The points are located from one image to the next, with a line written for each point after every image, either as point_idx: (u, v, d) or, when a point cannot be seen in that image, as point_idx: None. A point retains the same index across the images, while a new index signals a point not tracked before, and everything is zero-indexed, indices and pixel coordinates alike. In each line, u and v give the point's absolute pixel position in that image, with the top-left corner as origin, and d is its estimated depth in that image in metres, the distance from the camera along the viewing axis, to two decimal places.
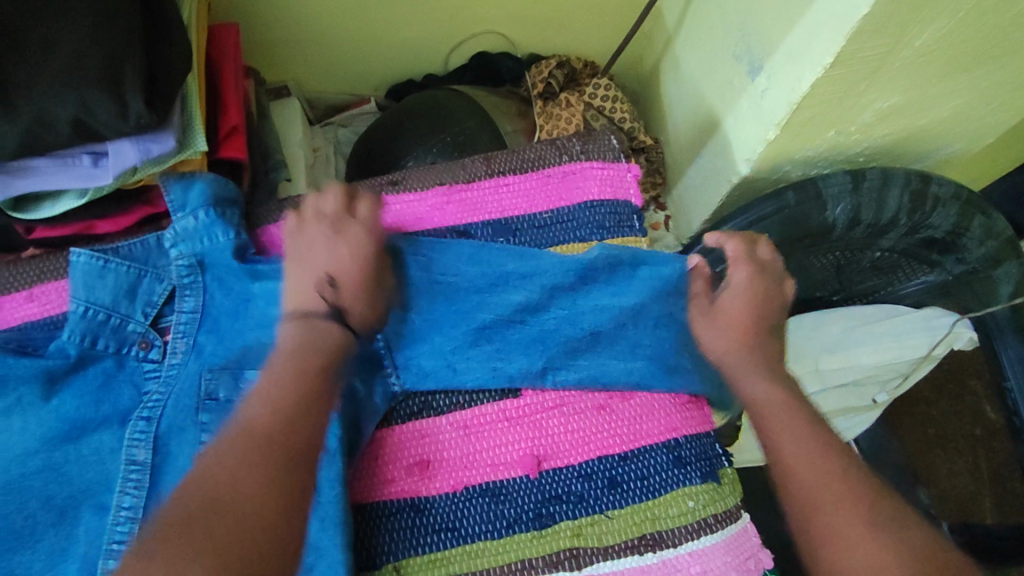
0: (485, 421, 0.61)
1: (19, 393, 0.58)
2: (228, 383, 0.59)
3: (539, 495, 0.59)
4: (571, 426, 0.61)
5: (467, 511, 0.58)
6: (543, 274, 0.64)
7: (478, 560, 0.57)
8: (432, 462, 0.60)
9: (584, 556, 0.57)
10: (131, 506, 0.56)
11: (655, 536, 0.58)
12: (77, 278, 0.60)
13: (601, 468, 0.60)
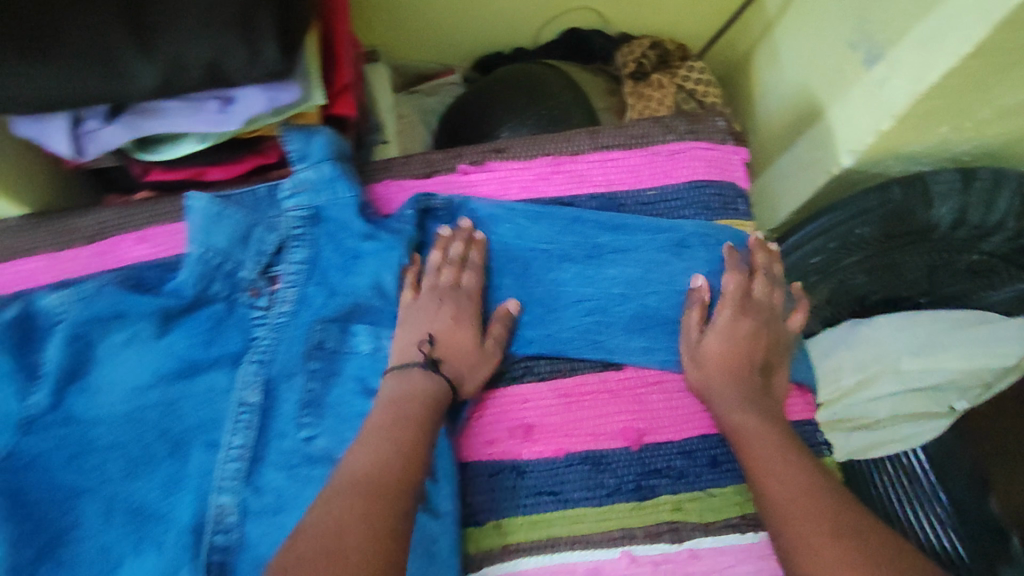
0: (588, 391, 0.60)
1: (135, 329, 0.59)
2: (337, 335, 0.60)
3: (640, 468, 0.58)
4: (673, 402, 0.60)
5: (568, 476, 0.58)
6: (638, 252, 0.63)
7: (577, 526, 0.57)
8: (535, 427, 0.60)
9: (684, 530, 0.56)
10: (241, 446, 0.57)
11: (755, 517, 0.57)
12: (196, 221, 0.59)
13: (703, 446, 0.59)
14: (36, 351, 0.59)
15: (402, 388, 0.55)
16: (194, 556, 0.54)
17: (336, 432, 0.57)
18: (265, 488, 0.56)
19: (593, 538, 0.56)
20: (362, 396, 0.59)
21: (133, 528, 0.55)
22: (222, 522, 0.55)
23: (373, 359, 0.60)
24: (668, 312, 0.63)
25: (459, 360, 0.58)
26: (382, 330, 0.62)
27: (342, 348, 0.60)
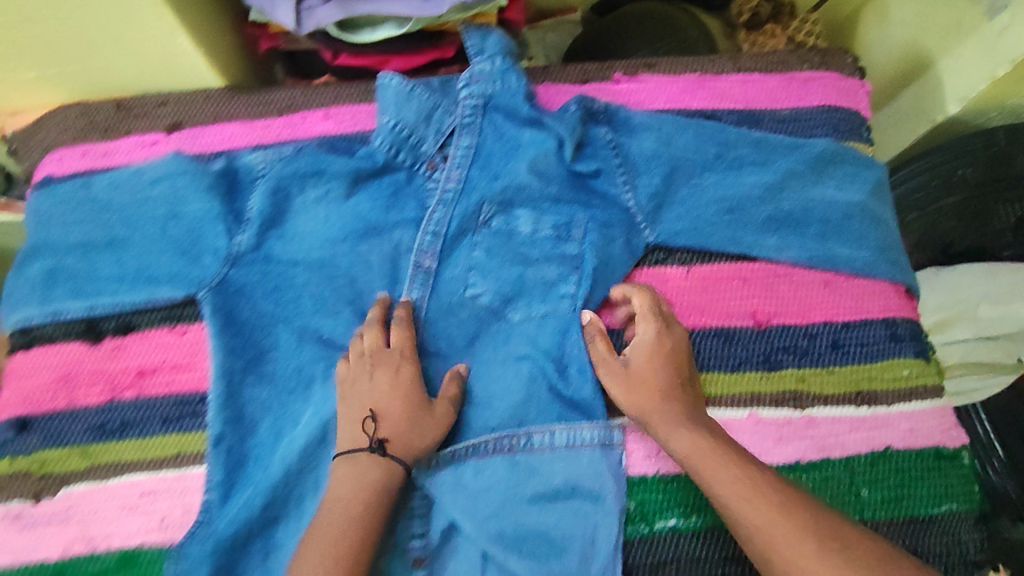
0: (724, 277, 0.67)
1: (328, 187, 0.67)
2: (503, 213, 0.68)
3: (768, 344, 0.65)
4: (800, 292, 0.67)
5: (703, 346, 0.65)
6: (777, 163, 0.69)
7: (711, 387, 0.64)
8: (673, 304, 0.67)
9: (805, 399, 0.64)
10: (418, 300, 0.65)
11: (869, 393, 0.64)
12: (388, 97, 0.67)
13: (824, 330, 0.66)
14: (239, 200, 0.66)
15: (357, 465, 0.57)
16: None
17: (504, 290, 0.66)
18: (441, 332, 0.65)
19: (724, 398, 0.64)
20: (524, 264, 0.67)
21: (327, 354, 0.64)
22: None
23: (533, 236, 0.67)
24: (801, 219, 0.68)
25: (404, 437, 0.58)
26: (543, 213, 0.68)
27: (507, 223, 0.68)
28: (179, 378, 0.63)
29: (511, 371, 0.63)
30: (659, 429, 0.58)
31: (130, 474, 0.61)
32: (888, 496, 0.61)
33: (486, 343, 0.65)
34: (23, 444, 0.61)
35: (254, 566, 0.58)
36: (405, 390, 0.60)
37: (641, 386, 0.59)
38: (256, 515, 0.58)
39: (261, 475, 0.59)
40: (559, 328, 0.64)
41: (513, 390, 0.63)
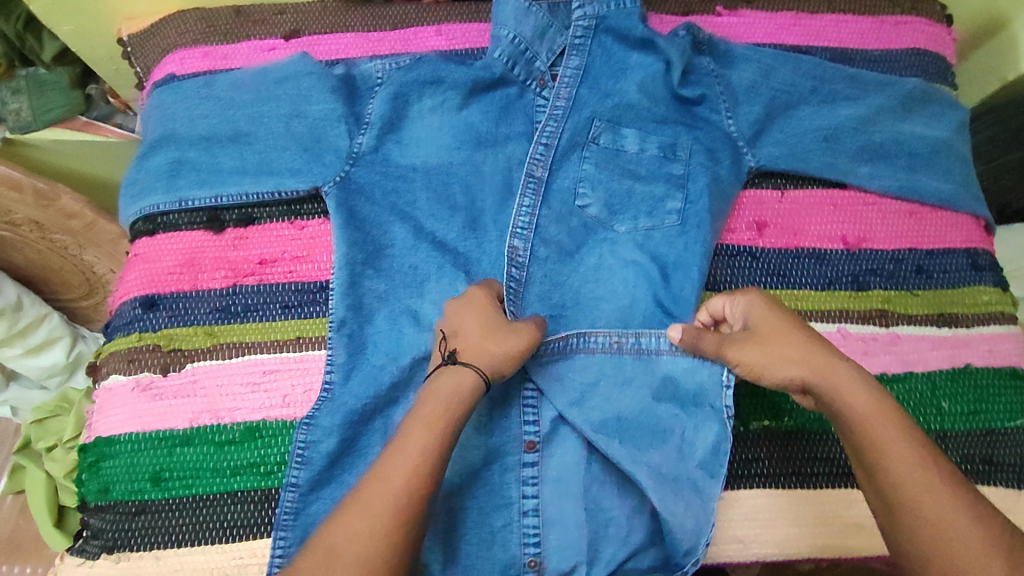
0: (816, 203, 0.71)
1: (445, 96, 0.70)
2: (611, 132, 0.71)
3: (857, 266, 0.69)
4: (888, 220, 0.71)
5: (796, 265, 0.69)
6: (870, 99, 0.73)
7: (804, 303, 0.67)
8: (768, 225, 0.70)
9: (891, 317, 0.68)
10: (529, 207, 0.68)
11: (951, 316, 0.68)
12: (508, 11, 0.69)
13: (909, 257, 0.70)
14: (360, 104, 0.70)
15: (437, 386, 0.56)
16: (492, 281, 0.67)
17: (611, 203, 0.69)
18: (551, 237, 0.68)
19: (815, 313, 0.67)
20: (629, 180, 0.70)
21: (441, 254, 0.67)
22: (516, 260, 0.67)
23: (639, 155, 0.71)
24: (892, 150, 0.72)
25: (492, 358, 0.57)
26: (648, 133, 0.71)
27: (614, 141, 0.71)
28: (299, 269, 0.66)
29: (617, 276, 0.68)
30: (830, 390, 0.54)
31: (252, 354, 0.63)
32: (967, 410, 0.65)
33: (593, 252, 0.69)
34: (150, 321, 0.64)
35: (375, 441, 0.60)
36: (514, 336, 0.59)
37: (776, 344, 0.57)
38: (382, 391, 0.61)
39: (383, 357, 0.63)
40: (666, 238, 0.68)
41: (618, 292, 0.67)
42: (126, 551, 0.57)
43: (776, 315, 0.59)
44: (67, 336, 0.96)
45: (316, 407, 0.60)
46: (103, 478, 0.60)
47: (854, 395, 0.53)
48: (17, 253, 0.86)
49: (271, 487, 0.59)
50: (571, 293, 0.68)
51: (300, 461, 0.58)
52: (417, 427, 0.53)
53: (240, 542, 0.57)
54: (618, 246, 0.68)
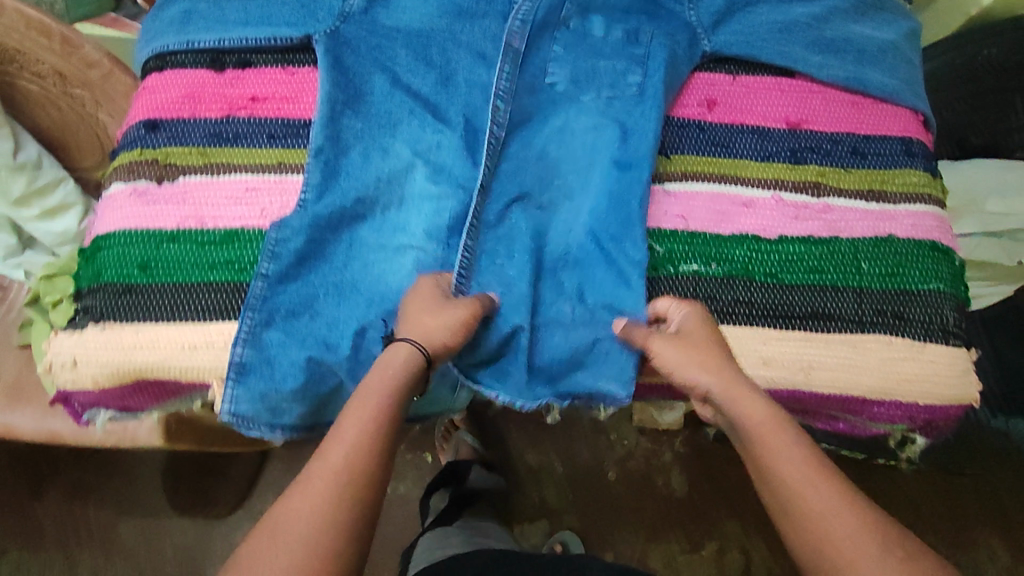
0: (765, 87, 0.77)
1: None
2: (579, 16, 0.77)
3: (796, 143, 0.75)
4: (831, 107, 0.76)
5: (740, 138, 0.75)
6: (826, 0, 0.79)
7: (742, 171, 0.73)
8: (717, 103, 0.76)
9: (823, 190, 0.73)
10: (506, 79, 0.74)
11: (880, 193, 0.74)
12: None
13: (847, 139, 0.75)
14: None
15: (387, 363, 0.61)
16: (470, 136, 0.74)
17: (577, 76, 0.75)
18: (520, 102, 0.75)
19: (752, 180, 0.73)
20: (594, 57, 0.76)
21: (413, 102, 0.74)
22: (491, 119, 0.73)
23: (607, 36, 0.77)
24: (842, 45, 0.77)
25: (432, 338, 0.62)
26: (616, 18, 0.77)
27: (583, 25, 0.77)
28: (287, 108, 0.73)
29: (580, 139, 0.74)
30: (726, 401, 0.59)
31: (237, 174, 0.70)
32: (884, 272, 0.71)
33: (556, 119, 0.75)
34: (152, 140, 0.71)
35: (336, 245, 0.69)
36: (453, 313, 0.63)
37: (695, 352, 0.61)
38: (348, 204, 0.70)
39: (353, 181, 0.71)
40: (624, 107, 0.74)
41: (579, 151, 0.74)
42: (112, 321, 0.65)
43: (703, 329, 0.63)
44: (80, 203, 1.02)
45: (290, 214, 0.68)
46: (98, 264, 0.68)
47: (744, 405, 0.58)
48: (44, 111, 0.95)
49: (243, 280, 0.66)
50: (540, 152, 0.74)
51: (269, 256, 0.66)
52: (355, 412, 0.57)
53: (211, 322, 0.65)
54: (576, 119, 0.74)
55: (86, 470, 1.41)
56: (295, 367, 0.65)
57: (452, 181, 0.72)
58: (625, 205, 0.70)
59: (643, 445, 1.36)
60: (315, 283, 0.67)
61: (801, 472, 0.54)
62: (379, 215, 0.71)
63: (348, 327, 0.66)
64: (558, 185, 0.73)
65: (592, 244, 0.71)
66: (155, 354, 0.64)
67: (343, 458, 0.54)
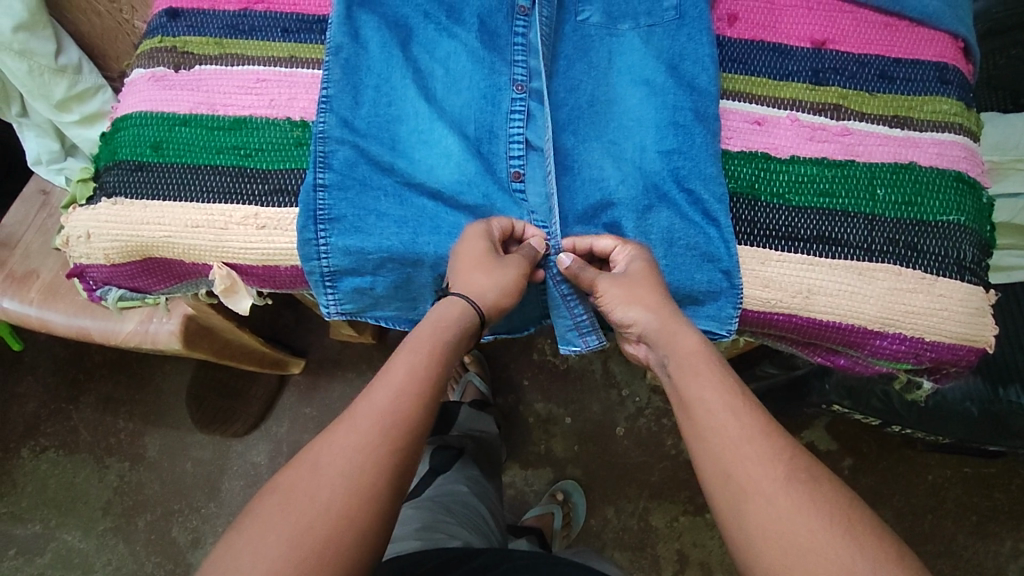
0: (791, 5, 0.73)
1: None
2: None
3: (819, 63, 0.72)
4: (861, 28, 0.72)
5: (759, 55, 0.72)
6: None
7: (756, 88, 0.71)
8: (739, 19, 0.73)
9: (844, 113, 0.70)
10: (549, 18, 0.70)
11: (906, 119, 0.70)
12: None
13: (875, 62, 0.72)
14: None
15: (441, 315, 0.59)
16: (513, 76, 0.70)
17: None
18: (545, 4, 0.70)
19: (766, 98, 0.71)
20: None
21: (428, 4, 0.71)
22: (519, 42, 0.70)
23: None
24: None
25: (482, 289, 0.60)
26: None
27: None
28: (302, 4, 0.74)
29: (625, 79, 0.69)
30: (655, 337, 0.59)
31: (251, 66, 0.72)
32: (902, 200, 0.67)
33: (575, 33, 0.71)
34: (172, 28, 0.74)
35: (371, 144, 0.67)
36: (507, 271, 0.61)
37: (641, 288, 0.60)
38: (377, 109, 0.68)
39: (375, 80, 0.69)
40: (650, 14, 0.70)
41: (624, 92, 0.69)
42: (124, 197, 0.68)
43: (652, 273, 0.62)
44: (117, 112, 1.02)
45: (320, 117, 0.67)
46: (115, 143, 0.71)
47: (685, 337, 0.57)
48: (83, 16, 0.97)
49: (286, 169, 0.68)
50: (587, 97, 0.70)
51: (321, 165, 0.66)
52: (404, 353, 0.55)
53: (215, 204, 0.67)
54: (596, 34, 0.70)
55: (107, 386, 1.41)
56: (385, 273, 0.67)
57: (477, 94, 0.69)
58: (683, 136, 0.66)
59: (656, 404, 1.30)
60: (373, 185, 0.67)
61: (750, 443, 0.49)
62: (411, 114, 0.69)
63: (422, 221, 0.66)
64: (599, 113, 0.69)
65: (650, 176, 0.66)
66: (160, 230, 0.67)
67: (385, 401, 0.52)
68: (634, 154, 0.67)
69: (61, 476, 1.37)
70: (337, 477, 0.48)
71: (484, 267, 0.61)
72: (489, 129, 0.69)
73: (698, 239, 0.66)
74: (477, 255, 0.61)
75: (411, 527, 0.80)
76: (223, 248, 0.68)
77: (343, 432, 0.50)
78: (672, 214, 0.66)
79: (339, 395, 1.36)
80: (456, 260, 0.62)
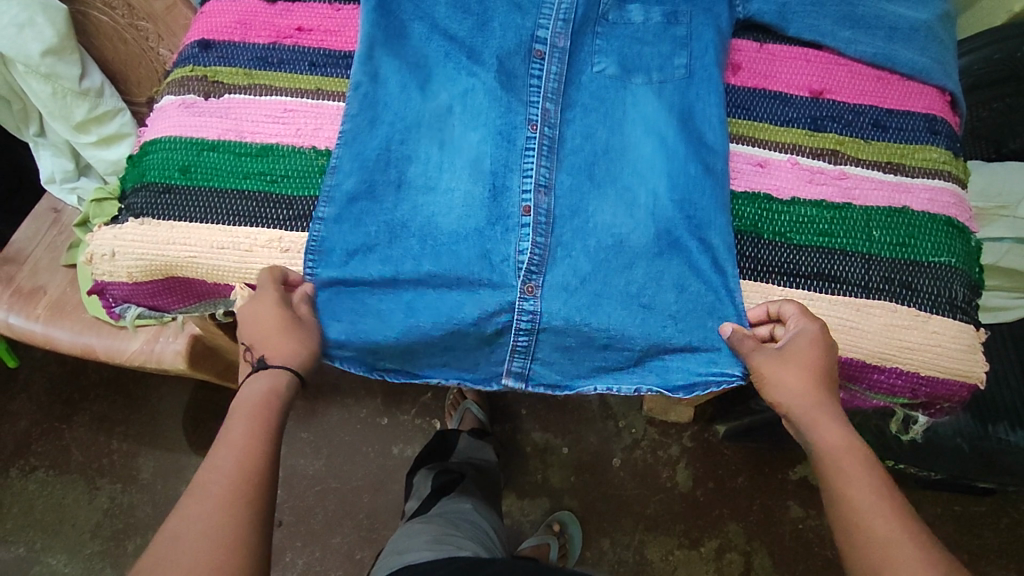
0: (791, 58, 0.78)
1: None
2: (617, 8, 0.76)
3: (817, 111, 0.76)
4: (856, 82, 0.78)
5: (761, 102, 0.77)
6: None
7: (759, 132, 0.75)
8: (742, 68, 0.78)
9: (841, 158, 0.74)
10: (557, 74, 0.73)
11: (899, 166, 0.74)
12: None
13: (869, 112, 0.77)
14: None
15: (273, 382, 0.60)
16: (528, 116, 0.72)
17: (611, 40, 0.75)
18: (559, 56, 0.74)
19: (768, 141, 0.75)
20: (640, 25, 0.75)
21: (448, 45, 0.75)
22: (534, 83, 0.73)
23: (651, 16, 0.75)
24: (872, 23, 0.78)
25: (288, 352, 0.62)
26: None
27: (621, 16, 0.76)
28: (329, 40, 0.78)
29: (638, 128, 0.72)
30: (806, 426, 0.59)
31: (279, 96, 0.75)
32: (896, 242, 0.70)
33: (589, 84, 0.74)
34: (203, 58, 0.77)
35: (389, 181, 0.70)
36: (306, 333, 0.64)
37: (799, 371, 0.60)
38: (394, 147, 0.71)
39: (391, 117, 0.72)
40: (661, 71, 0.74)
41: (636, 139, 0.72)
42: (151, 217, 0.70)
43: (814, 351, 0.61)
44: (135, 134, 1.05)
45: (337, 151, 0.71)
46: (143, 165, 0.73)
47: (825, 428, 0.58)
48: (110, 44, 1.01)
49: (309, 197, 0.70)
50: (601, 145, 0.72)
51: (323, 199, 0.69)
52: (240, 419, 0.57)
53: (241, 227, 0.69)
54: (609, 87, 0.74)
55: (102, 406, 1.40)
56: (395, 304, 0.69)
57: (492, 131, 0.72)
58: (691, 185, 0.70)
59: (651, 436, 1.32)
60: (393, 221, 0.69)
61: (876, 505, 0.53)
62: (423, 153, 0.71)
63: (435, 257, 0.68)
64: (613, 160, 0.72)
65: (661, 222, 0.69)
66: (186, 250, 0.69)
67: (232, 464, 0.53)
68: (647, 201, 0.70)
69: (50, 496, 1.34)
70: (198, 541, 0.49)
71: (266, 323, 0.62)
72: (503, 164, 0.71)
73: (707, 291, 0.68)
74: (260, 310, 0.63)
75: (422, 539, 0.82)
76: (246, 268, 0.69)
77: (195, 500, 0.51)
78: (682, 262, 0.69)
79: (338, 419, 1.33)
80: (249, 321, 0.63)
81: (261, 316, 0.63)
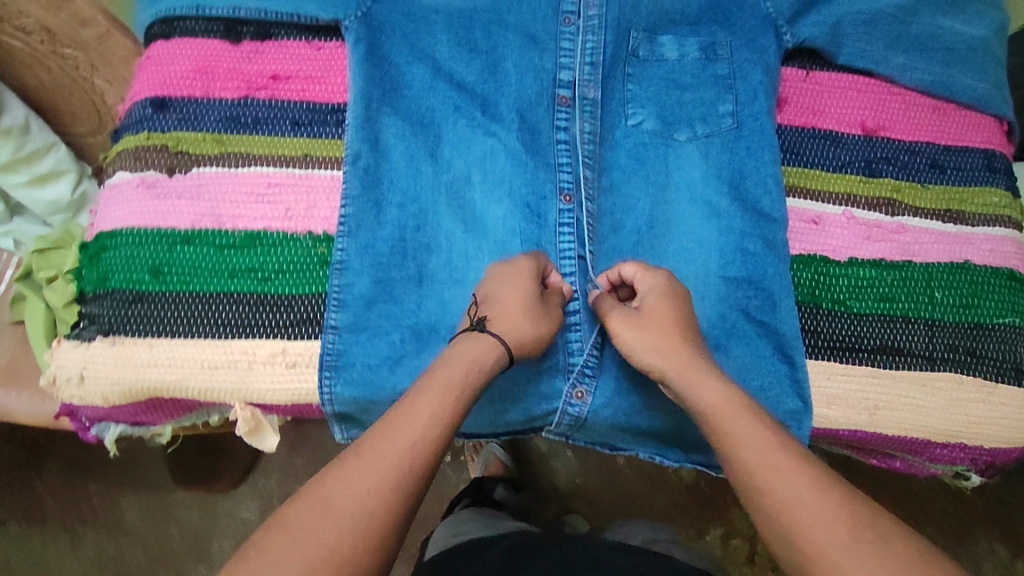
0: (841, 89, 0.70)
1: None
2: (648, 42, 0.66)
3: (871, 152, 0.69)
4: (912, 115, 0.70)
5: (811, 144, 0.69)
6: None
7: (811, 181, 0.68)
8: (789, 102, 0.70)
9: (898, 207, 0.68)
10: (590, 133, 0.64)
11: (958, 213, 0.68)
12: None
13: (926, 150, 0.70)
14: None
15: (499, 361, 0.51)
16: (557, 182, 0.63)
17: (642, 84, 0.66)
18: (589, 105, 0.65)
19: (821, 191, 0.68)
20: (675, 64, 0.66)
21: (458, 95, 0.64)
22: (562, 139, 0.64)
23: (684, 57, 0.66)
24: (928, 43, 0.69)
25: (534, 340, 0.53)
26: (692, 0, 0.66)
27: (653, 51, 0.66)
28: (311, 88, 0.65)
29: (683, 197, 0.64)
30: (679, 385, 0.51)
31: (258, 166, 0.63)
32: (960, 302, 0.65)
33: (625, 140, 0.65)
34: (160, 121, 0.63)
35: (406, 277, 0.61)
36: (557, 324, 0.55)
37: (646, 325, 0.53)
38: (408, 235, 0.61)
39: (400, 196, 0.62)
40: (705, 118, 0.65)
41: (683, 209, 0.64)
42: (122, 334, 0.59)
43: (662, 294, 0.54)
44: (75, 171, 0.88)
45: (341, 245, 0.60)
46: (103, 266, 0.61)
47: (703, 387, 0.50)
48: (31, 72, 0.83)
49: (311, 296, 0.60)
50: (645, 218, 0.65)
51: (335, 304, 0.59)
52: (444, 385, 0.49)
53: (234, 339, 0.59)
54: (648, 143, 0.65)
55: (71, 450, 1.28)
56: None
57: (519, 201, 0.62)
58: (751, 264, 0.63)
59: None
60: (414, 322, 0.60)
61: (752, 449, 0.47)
62: (443, 240, 0.62)
63: None
64: (659, 235, 0.64)
65: (720, 308, 0.62)
66: (172, 371, 0.59)
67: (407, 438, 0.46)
68: (698, 283, 0.62)
69: (26, 549, 1.24)
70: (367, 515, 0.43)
71: (525, 300, 0.54)
72: (533, 242, 0.62)
73: (771, 379, 0.61)
74: (523, 290, 0.55)
75: (478, 524, 0.81)
76: (246, 388, 0.60)
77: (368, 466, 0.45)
78: (743, 350, 0.62)
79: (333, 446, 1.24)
80: (507, 288, 0.55)
81: (508, 289, 0.55)
